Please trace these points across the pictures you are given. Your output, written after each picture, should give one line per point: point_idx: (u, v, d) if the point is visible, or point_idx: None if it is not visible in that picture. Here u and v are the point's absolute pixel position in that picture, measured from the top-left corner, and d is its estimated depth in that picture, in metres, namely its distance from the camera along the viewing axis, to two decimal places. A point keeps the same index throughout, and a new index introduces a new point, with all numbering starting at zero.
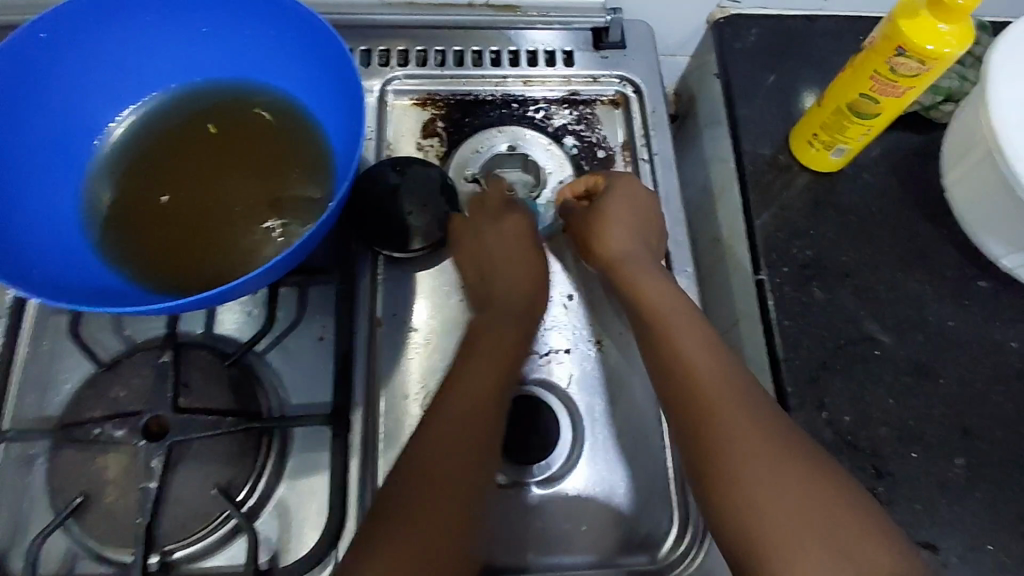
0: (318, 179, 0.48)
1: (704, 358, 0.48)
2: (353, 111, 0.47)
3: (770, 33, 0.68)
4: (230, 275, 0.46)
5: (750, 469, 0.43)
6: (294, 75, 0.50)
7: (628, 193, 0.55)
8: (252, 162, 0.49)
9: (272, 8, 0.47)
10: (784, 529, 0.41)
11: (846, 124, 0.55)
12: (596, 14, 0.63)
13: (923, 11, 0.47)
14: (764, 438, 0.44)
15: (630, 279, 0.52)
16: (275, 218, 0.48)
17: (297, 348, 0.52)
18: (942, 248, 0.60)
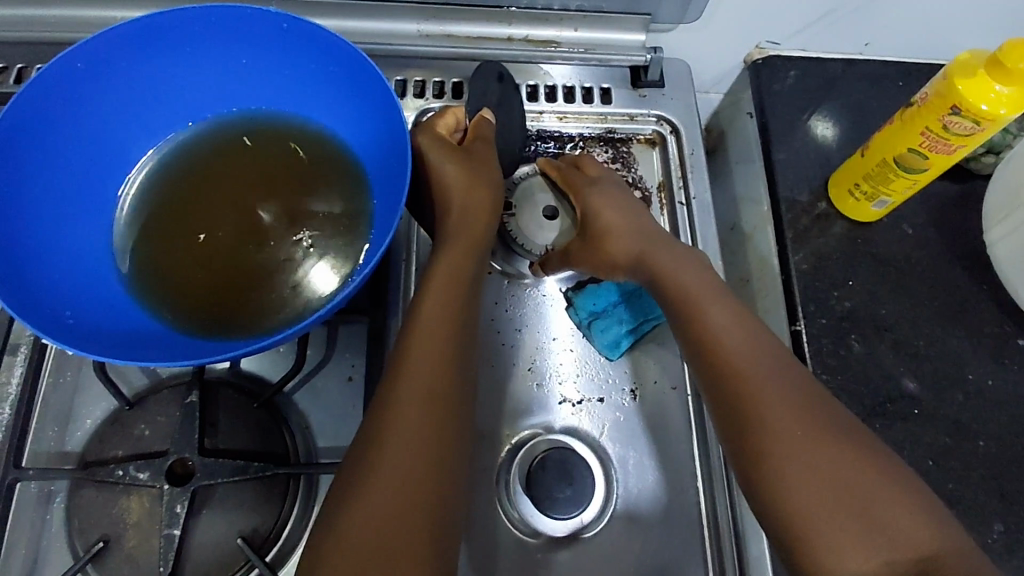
0: (353, 218, 0.48)
1: (737, 344, 0.46)
2: (394, 151, 0.46)
3: (808, 76, 0.67)
4: (263, 299, 0.46)
5: (789, 450, 0.41)
6: (333, 107, 0.49)
7: (612, 200, 0.55)
8: (286, 198, 0.49)
9: (313, 41, 0.46)
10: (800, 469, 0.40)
11: (890, 177, 0.54)
12: (637, 52, 0.62)
13: (981, 71, 0.46)
14: (819, 434, 0.41)
15: (656, 270, 0.51)
16: (304, 230, 0.48)
17: (324, 388, 0.50)
18: (982, 304, 0.59)
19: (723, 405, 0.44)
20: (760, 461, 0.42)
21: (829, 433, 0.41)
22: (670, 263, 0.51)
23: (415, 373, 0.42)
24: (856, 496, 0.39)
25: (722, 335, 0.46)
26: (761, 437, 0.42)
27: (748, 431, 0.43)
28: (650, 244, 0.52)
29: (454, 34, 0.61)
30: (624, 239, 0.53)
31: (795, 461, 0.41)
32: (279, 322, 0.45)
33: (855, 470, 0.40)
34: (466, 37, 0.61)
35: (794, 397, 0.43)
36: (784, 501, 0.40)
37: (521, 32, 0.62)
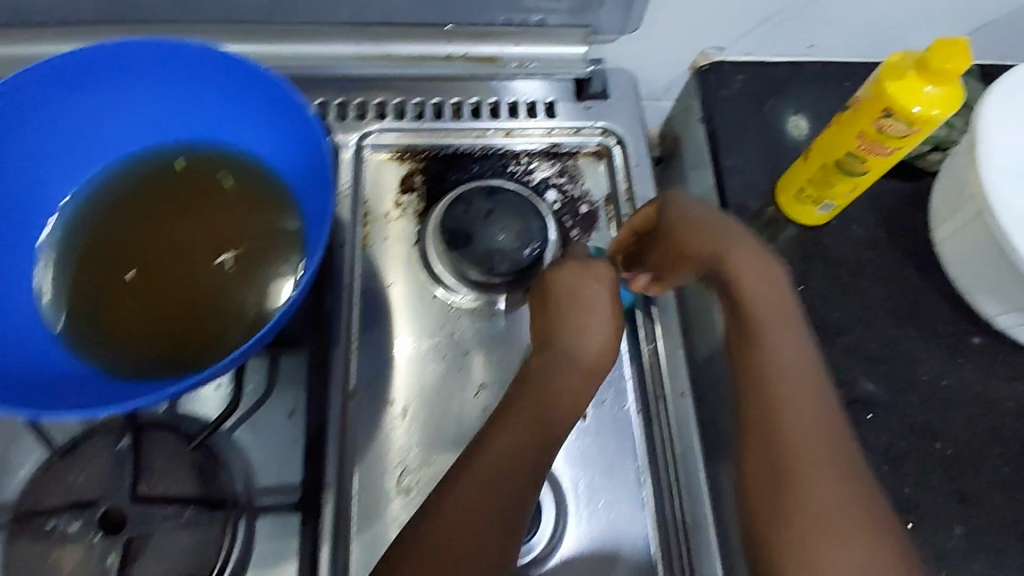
0: (285, 249, 0.46)
1: (803, 394, 0.45)
2: (319, 182, 0.45)
3: (755, 79, 0.66)
4: (190, 329, 0.44)
5: (817, 507, 0.42)
6: (260, 132, 0.48)
7: (693, 214, 0.51)
8: (217, 230, 0.47)
9: (234, 69, 0.45)
10: (825, 529, 0.41)
11: (834, 181, 0.54)
12: (578, 65, 0.62)
13: (910, 73, 0.46)
14: (852, 501, 0.42)
15: (731, 275, 0.49)
16: (228, 251, 0.47)
17: (265, 425, 0.49)
18: (934, 303, 0.58)
19: (760, 444, 0.45)
20: (786, 504, 0.43)
21: (859, 498, 0.42)
22: (750, 286, 0.49)
23: (473, 471, 0.44)
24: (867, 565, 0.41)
25: (785, 379, 0.46)
26: (796, 490, 0.43)
27: (782, 475, 0.43)
28: (730, 243, 0.50)
29: (392, 54, 0.60)
30: (712, 240, 0.50)
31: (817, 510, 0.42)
32: (209, 357, 0.44)
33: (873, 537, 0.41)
34: (405, 57, 0.60)
35: (830, 449, 0.44)
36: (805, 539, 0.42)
37: (460, 50, 0.61)
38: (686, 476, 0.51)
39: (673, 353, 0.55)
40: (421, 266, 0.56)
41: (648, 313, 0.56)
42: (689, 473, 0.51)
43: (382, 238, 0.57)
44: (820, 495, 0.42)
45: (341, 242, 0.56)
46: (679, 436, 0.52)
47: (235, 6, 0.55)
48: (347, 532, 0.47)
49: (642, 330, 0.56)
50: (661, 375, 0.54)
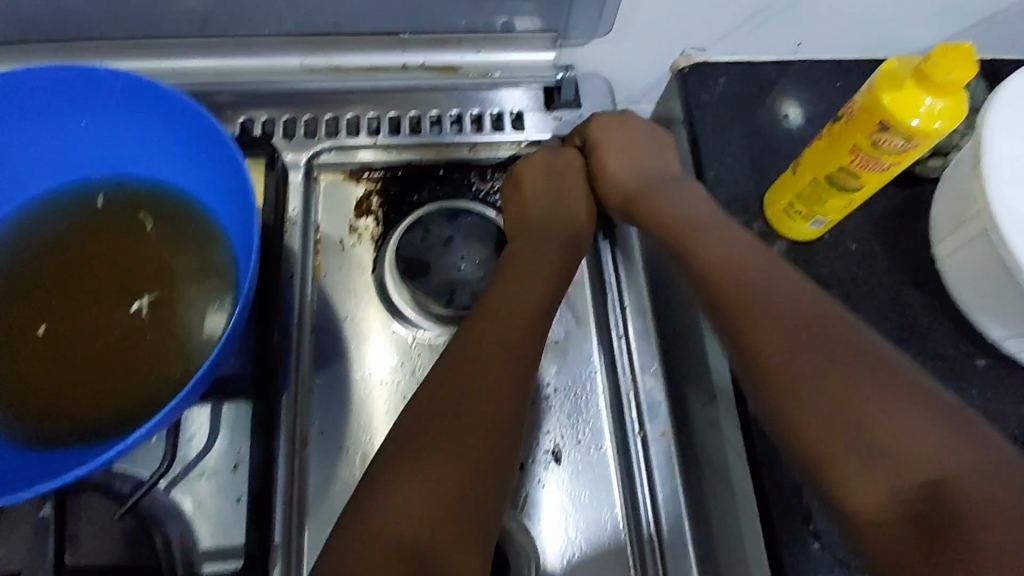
0: (206, 290, 0.43)
1: (749, 274, 0.44)
2: (242, 213, 0.41)
3: (740, 82, 0.62)
4: (105, 385, 0.41)
5: (803, 388, 0.38)
6: (182, 167, 0.45)
7: (614, 141, 0.56)
8: (134, 281, 0.43)
9: (146, 98, 0.42)
10: (813, 412, 0.38)
11: (824, 197, 0.49)
12: (546, 74, 0.57)
13: (908, 81, 0.41)
14: (814, 361, 0.39)
15: (650, 208, 0.52)
16: (144, 295, 0.43)
17: (207, 484, 0.45)
18: (934, 324, 0.54)
19: (733, 347, 0.42)
20: (765, 382, 0.40)
21: (880, 378, 0.37)
22: (680, 199, 0.51)
23: (472, 377, 0.43)
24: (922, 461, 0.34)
25: (727, 277, 0.44)
26: (766, 375, 0.40)
27: (755, 365, 0.41)
28: (648, 185, 0.54)
29: (343, 66, 0.56)
30: (624, 173, 0.55)
31: (817, 412, 0.38)
32: (126, 414, 0.40)
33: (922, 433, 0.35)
34: (356, 69, 0.56)
35: (806, 323, 0.41)
36: (811, 432, 0.38)
37: (417, 60, 0.56)
38: (669, 524, 0.48)
39: (653, 389, 0.50)
40: (377, 294, 0.52)
41: (623, 344, 0.52)
42: (672, 522, 0.48)
43: (336, 268, 0.53)
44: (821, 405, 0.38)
45: (290, 275, 0.51)
46: (661, 479, 0.48)
47: (168, 21, 0.51)
48: None
49: (622, 363, 0.51)
50: (637, 417, 0.49)
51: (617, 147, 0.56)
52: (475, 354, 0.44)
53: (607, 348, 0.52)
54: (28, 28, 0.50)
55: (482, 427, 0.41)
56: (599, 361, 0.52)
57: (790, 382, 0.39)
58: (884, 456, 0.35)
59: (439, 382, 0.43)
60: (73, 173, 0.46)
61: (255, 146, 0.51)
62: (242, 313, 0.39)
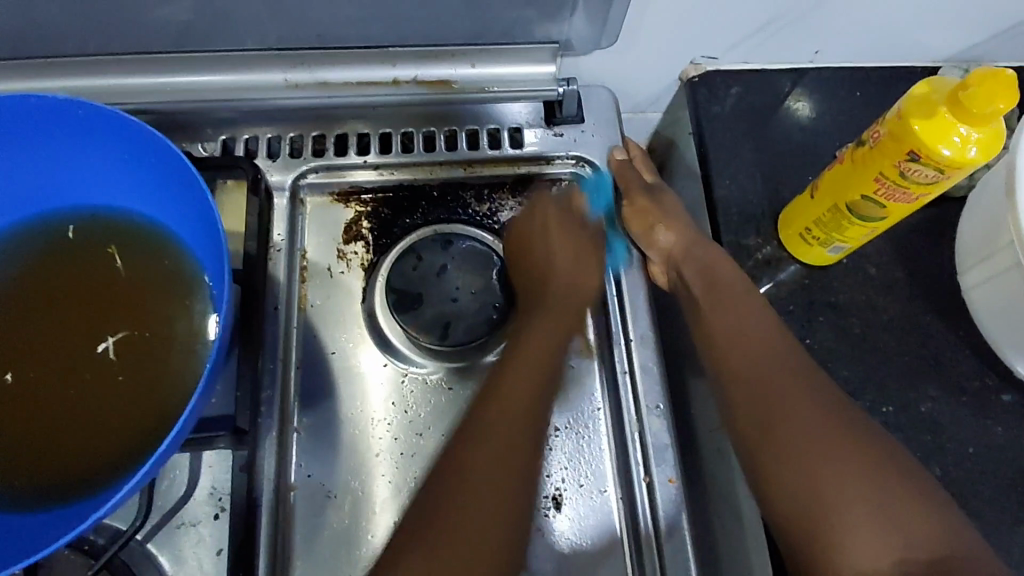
0: (180, 330, 0.40)
1: (765, 338, 0.47)
2: (215, 251, 0.38)
3: (753, 93, 0.58)
4: (73, 436, 0.38)
5: (795, 445, 0.42)
6: (153, 196, 0.41)
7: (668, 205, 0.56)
8: (104, 320, 0.40)
9: (110, 125, 0.38)
10: (852, 542, 0.39)
11: (845, 225, 0.46)
12: (547, 87, 0.53)
13: (942, 109, 0.37)
14: (835, 438, 0.42)
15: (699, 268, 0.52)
16: (113, 334, 0.40)
17: (185, 534, 0.43)
18: (958, 355, 0.51)
19: (743, 411, 0.45)
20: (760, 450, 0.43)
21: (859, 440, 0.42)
22: (714, 260, 0.51)
23: (484, 438, 0.43)
24: (923, 546, 0.39)
25: (739, 340, 0.47)
26: (766, 440, 0.43)
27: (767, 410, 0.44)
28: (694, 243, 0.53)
29: (328, 80, 0.52)
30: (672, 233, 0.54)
31: (825, 494, 0.40)
32: (95, 469, 0.37)
33: (914, 513, 0.39)
34: (343, 83, 0.52)
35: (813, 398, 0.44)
36: (803, 507, 0.41)
37: (409, 73, 0.52)
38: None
39: (659, 431, 0.48)
40: (367, 326, 0.49)
41: (628, 380, 0.49)
42: (679, 574, 0.45)
43: (324, 297, 0.50)
44: (833, 493, 0.40)
45: (275, 305, 0.48)
46: (666, 531, 0.46)
47: (142, 36, 0.47)
48: None
49: (627, 402, 0.49)
50: (643, 460, 0.47)
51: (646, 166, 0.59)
52: (494, 417, 0.44)
53: (609, 385, 0.49)
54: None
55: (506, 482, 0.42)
56: (603, 399, 0.49)
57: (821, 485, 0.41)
58: (814, 490, 0.41)
59: (468, 453, 0.43)
60: (38, 202, 0.43)
61: (237, 167, 0.48)
62: (213, 369, 0.36)
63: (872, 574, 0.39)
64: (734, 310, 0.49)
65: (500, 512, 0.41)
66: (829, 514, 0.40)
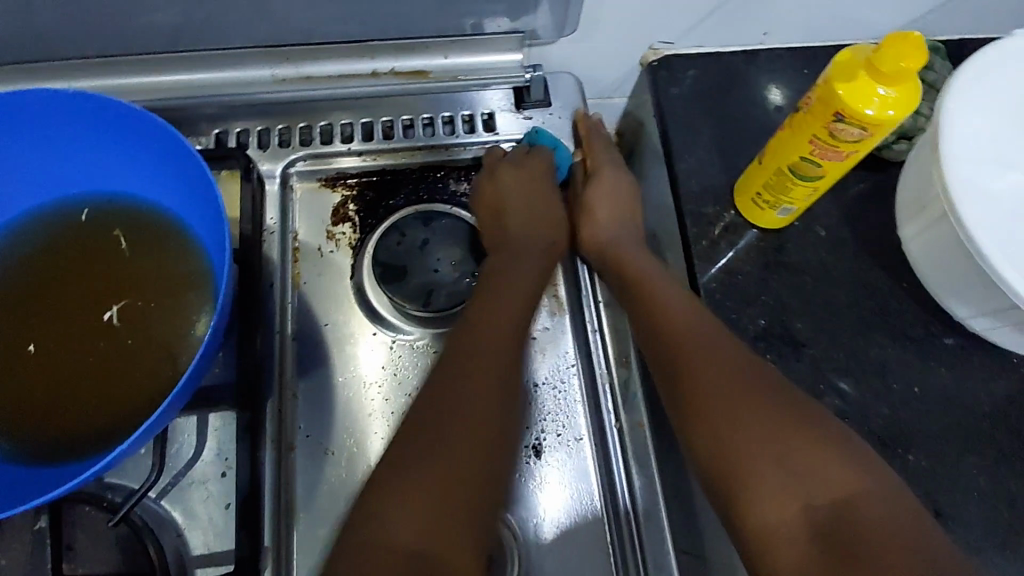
0: (182, 297, 0.44)
1: (673, 308, 0.49)
2: (212, 220, 0.42)
3: (708, 73, 0.62)
4: (89, 397, 0.42)
5: (709, 401, 0.43)
6: (150, 179, 0.45)
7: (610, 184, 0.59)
8: (111, 292, 0.44)
9: (108, 113, 0.42)
10: (762, 489, 0.39)
11: (790, 186, 0.50)
12: (515, 74, 0.58)
13: (861, 72, 0.41)
14: (741, 391, 0.43)
15: (621, 264, 0.54)
16: (117, 304, 0.44)
17: (195, 490, 0.46)
18: (902, 305, 0.55)
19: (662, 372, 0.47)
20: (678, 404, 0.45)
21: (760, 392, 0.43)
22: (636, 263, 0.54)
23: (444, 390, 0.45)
24: (832, 489, 0.39)
25: (654, 305, 0.50)
26: (680, 397, 0.45)
27: (673, 366, 0.46)
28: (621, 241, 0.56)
29: (311, 75, 0.56)
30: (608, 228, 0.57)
31: (735, 452, 0.41)
32: (112, 424, 0.41)
33: (822, 457, 0.40)
34: (325, 77, 0.56)
35: (724, 355, 0.45)
36: (716, 462, 0.41)
37: (387, 65, 0.57)
38: (647, 508, 0.50)
39: (629, 380, 0.53)
40: (356, 299, 0.53)
41: (598, 336, 0.54)
42: (649, 508, 0.50)
43: (315, 274, 0.54)
44: (743, 449, 0.41)
45: (270, 283, 0.53)
46: (636, 467, 0.51)
47: (137, 38, 0.51)
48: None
49: (598, 356, 0.53)
50: (612, 406, 0.52)
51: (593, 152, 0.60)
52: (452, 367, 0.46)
53: (581, 343, 0.54)
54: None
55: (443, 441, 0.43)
56: (575, 354, 0.54)
57: (736, 442, 0.41)
58: (730, 443, 0.41)
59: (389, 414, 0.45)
60: (46, 192, 0.47)
61: (230, 157, 0.52)
62: (218, 323, 0.40)
63: (780, 518, 0.39)
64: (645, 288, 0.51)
65: (473, 476, 0.42)
66: (742, 466, 0.41)
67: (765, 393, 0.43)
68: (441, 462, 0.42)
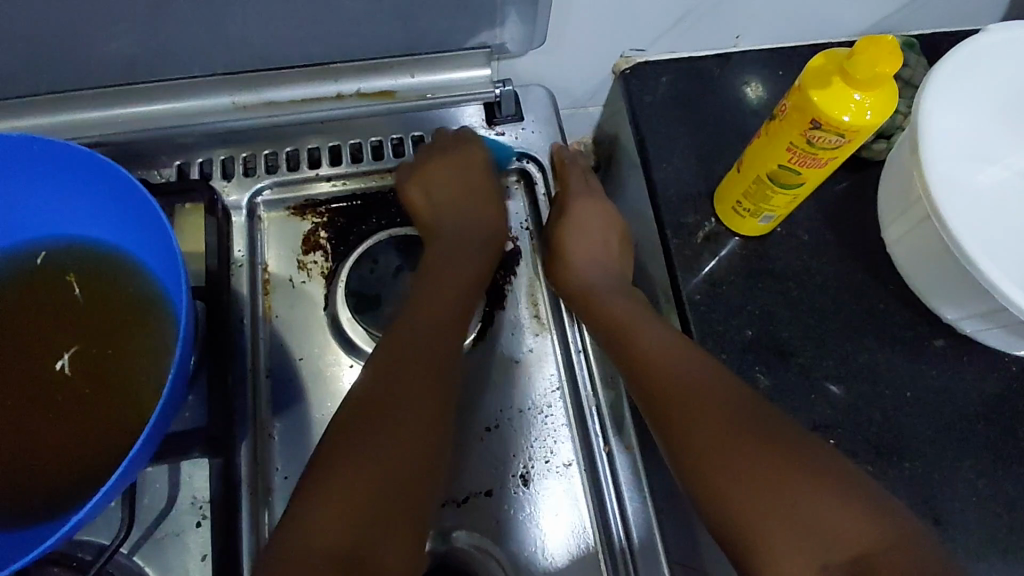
0: (141, 340, 0.42)
1: (668, 354, 0.47)
2: (169, 262, 0.41)
3: (682, 80, 0.61)
4: (49, 454, 0.40)
5: (715, 458, 0.41)
6: (100, 219, 0.43)
7: (586, 218, 0.57)
8: (66, 338, 0.42)
9: (49, 154, 0.40)
10: (782, 550, 0.38)
11: (769, 194, 0.49)
12: (485, 89, 0.56)
13: (836, 78, 0.40)
14: (748, 443, 0.41)
15: (593, 308, 0.52)
16: (71, 350, 0.42)
17: (171, 540, 0.44)
18: (890, 308, 0.54)
19: (663, 426, 0.45)
20: (684, 459, 0.43)
21: (765, 441, 0.41)
22: (609, 301, 0.52)
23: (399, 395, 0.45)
24: (846, 541, 0.37)
25: (648, 351, 0.48)
26: (684, 454, 0.43)
27: (675, 420, 0.44)
28: (591, 275, 0.54)
29: (273, 100, 0.54)
30: (579, 258, 0.55)
31: (740, 512, 0.40)
32: (73, 482, 0.39)
33: (837, 511, 0.38)
34: (288, 101, 0.54)
35: (722, 402, 0.44)
36: (728, 522, 0.40)
37: (351, 86, 0.54)
38: (640, 533, 0.48)
39: (617, 401, 0.51)
40: (331, 330, 0.52)
41: (583, 357, 0.53)
42: (643, 533, 0.48)
43: (287, 306, 0.52)
44: (747, 505, 0.40)
45: (240, 318, 0.51)
46: (629, 494, 0.49)
47: (89, 70, 0.49)
48: None
49: (583, 376, 0.52)
50: (600, 426, 0.51)
51: (572, 178, 0.59)
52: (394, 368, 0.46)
53: (568, 366, 0.52)
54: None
55: (401, 447, 0.43)
56: (560, 376, 0.52)
57: (726, 494, 0.40)
58: (739, 501, 0.40)
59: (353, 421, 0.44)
60: None
61: (192, 191, 0.49)
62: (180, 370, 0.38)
63: None
64: (636, 329, 0.49)
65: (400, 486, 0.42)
66: (752, 527, 0.39)
67: (770, 440, 0.41)
68: (367, 466, 0.42)
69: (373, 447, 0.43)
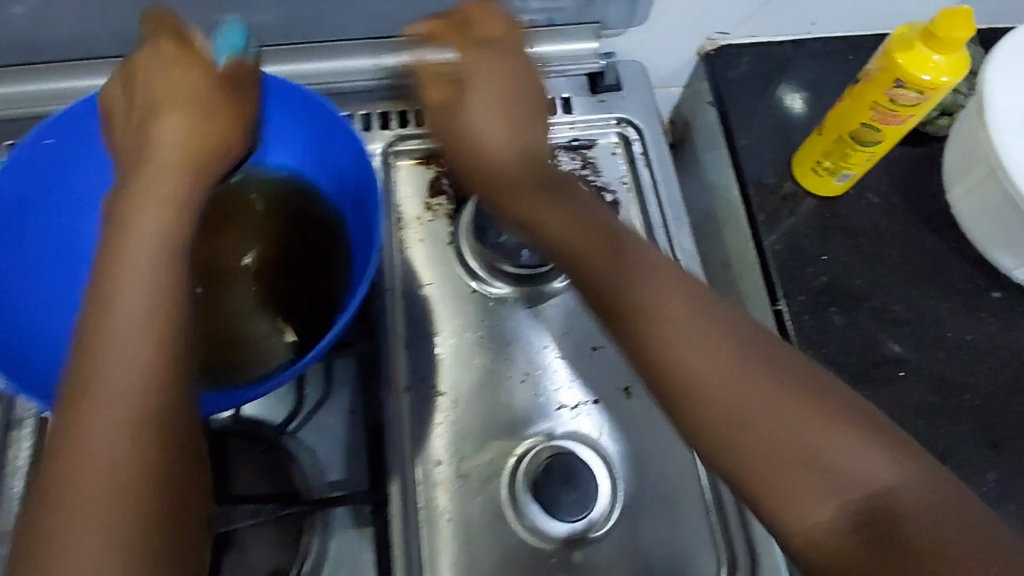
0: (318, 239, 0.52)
1: (662, 292, 0.41)
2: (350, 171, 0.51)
3: (760, 61, 0.69)
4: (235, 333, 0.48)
5: (702, 404, 0.39)
6: (284, 146, 0.54)
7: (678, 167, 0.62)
8: (248, 241, 0.51)
9: None
10: (799, 504, 0.36)
11: (849, 152, 0.56)
12: (590, 60, 0.64)
13: (917, 42, 0.48)
14: (752, 382, 0.38)
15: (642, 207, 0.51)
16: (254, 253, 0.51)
17: (328, 425, 0.53)
18: (951, 263, 0.60)
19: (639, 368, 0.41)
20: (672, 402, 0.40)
21: (758, 382, 0.38)
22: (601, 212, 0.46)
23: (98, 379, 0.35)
24: (860, 481, 0.36)
25: (628, 288, 0.42)
26: (678, 397, 0.40)
27: (656, 368, 0.40)
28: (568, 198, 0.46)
29: None
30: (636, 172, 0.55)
31: (739, 457, 0.38)
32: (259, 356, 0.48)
33: (843, 450, 0.36)
34: None
35: (715, 337, 0.40)
36: (735, 472, 0.38)
37: None
38: None
39: None
40: (458, 262, 0.59)
41: None
42: None
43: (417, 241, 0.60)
44: (751, 455, 0.37)
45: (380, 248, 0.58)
46: None
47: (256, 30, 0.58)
48: (415, 513, 0.50)
49: None
50: None
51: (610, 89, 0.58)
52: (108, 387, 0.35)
53: None
54: (132, 40, 0.58)
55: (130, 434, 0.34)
56: None
57: (686, 386, 0.39)
58: (749, 453, 0.37)
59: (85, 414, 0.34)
60: None
61: None
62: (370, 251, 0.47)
63: (818, 529, 0.36)
64: (605, 264, 0.43)
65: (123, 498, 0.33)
66: (761, 479, 0.37)
67: (772, 380, 0.38)
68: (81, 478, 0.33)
69: (101, 435, 0.34)
